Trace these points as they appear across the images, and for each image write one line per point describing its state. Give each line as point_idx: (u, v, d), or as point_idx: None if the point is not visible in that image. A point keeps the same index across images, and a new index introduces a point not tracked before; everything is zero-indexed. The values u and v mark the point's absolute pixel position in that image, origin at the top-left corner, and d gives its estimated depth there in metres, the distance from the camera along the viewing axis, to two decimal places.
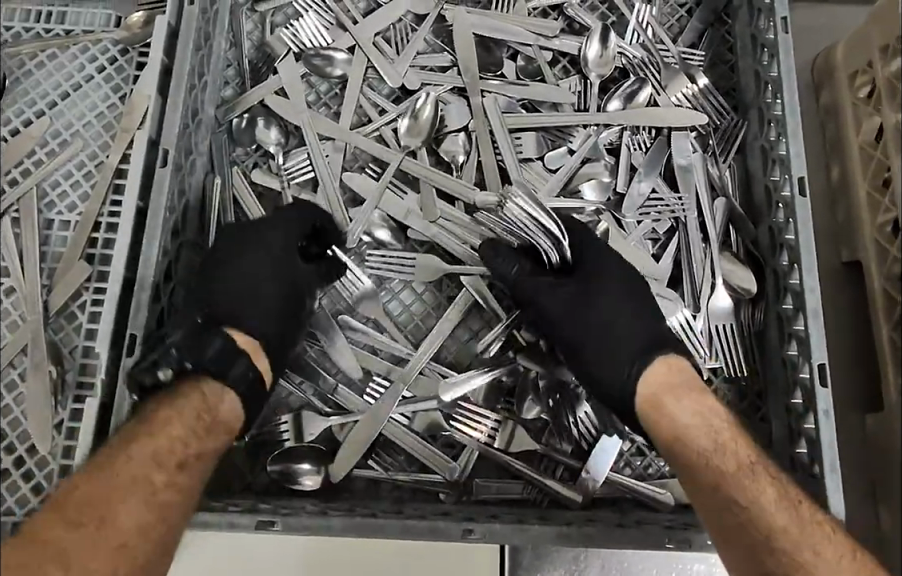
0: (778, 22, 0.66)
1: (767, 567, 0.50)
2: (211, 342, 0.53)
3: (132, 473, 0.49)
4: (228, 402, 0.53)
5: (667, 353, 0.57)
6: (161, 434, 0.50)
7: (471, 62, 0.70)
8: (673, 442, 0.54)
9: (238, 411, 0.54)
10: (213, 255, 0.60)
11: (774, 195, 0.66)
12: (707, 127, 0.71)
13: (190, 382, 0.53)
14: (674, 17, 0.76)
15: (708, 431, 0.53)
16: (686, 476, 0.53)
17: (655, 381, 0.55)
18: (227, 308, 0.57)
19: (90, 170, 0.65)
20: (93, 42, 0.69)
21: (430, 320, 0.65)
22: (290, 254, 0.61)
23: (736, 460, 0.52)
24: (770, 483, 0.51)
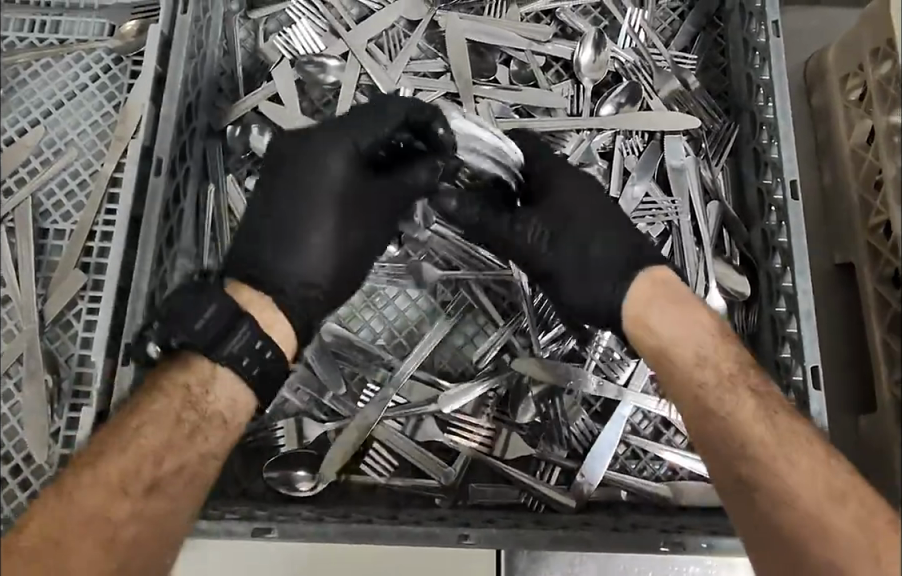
0: (768, 26, 0.67)
1: (744, 477, 0.51)
2: (202, 313, 0.52)
3: (105, 491, 0.48)
4: (222, 379, 0.52)
5: (652, 268, 0.57)
6: (131, 450, 0.50)
7: (464, 67, 0.70)
8: (657, 358, 0.55)
9: (242, 393, 0.53)
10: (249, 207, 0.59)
11: (766, 198, 0.66)
12: (700, 130, 0.71)
13: (184, 364, 0.52)
14: (667, 21, 0.76)
15: (690, 344, 0.54)
16: (670, 388, 0.55)
17: (639, 294, 0.56)
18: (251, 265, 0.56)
19: (84, 179, 0.65)
20: (87, 51, 0.69)
21: (425, 325, 0.65)
22: (344, 215, 0.59)
23: (717, 372, 0.54)
24: (749, 396, 0.52)
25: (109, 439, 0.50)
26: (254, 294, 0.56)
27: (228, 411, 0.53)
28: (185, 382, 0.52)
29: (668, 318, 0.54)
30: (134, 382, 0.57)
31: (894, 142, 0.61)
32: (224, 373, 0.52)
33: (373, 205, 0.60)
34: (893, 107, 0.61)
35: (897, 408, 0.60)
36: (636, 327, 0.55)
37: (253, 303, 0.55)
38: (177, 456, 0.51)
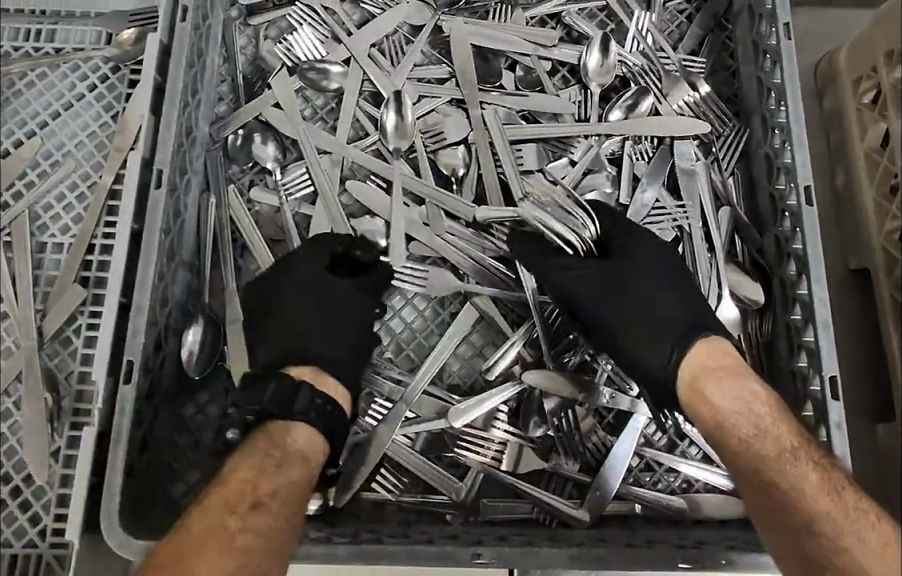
0: (779, 28, 0.66)
1: (809, 556, 0.49)
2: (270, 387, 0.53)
3: (213, 511, 0.48)
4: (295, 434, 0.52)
5: (710, 338, 0.56)
6: (232, 480, 0.50)
7: (469, 70, 0.69)
8: (711, 427, 0.53)
9: (321, 444, 0.53)
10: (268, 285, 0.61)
11: (779, 204, 0.65)
12: (710, 135, 0.70)
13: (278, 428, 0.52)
14: (674, 24, 0.75)
15: (748, 416, 0.52)
16: (726, 460, 0.53)
17: (694, 365, 0.55)
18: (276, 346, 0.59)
19: (83, 192, 0.64)
20: (84, 61, 0.68)
21: (433, 336, 0.63)
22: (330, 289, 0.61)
23: (776, 443, 0.51)
24: (813, 470, 0.50)
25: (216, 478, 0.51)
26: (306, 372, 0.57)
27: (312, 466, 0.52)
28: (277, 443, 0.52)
29: (725, 391, 0.52)
30: (135, 400, 0.55)
31: None
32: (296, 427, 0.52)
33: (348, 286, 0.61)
34: None
35: None
36: (690, 397, 0.54)
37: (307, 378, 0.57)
38: (272, 481, 0.50)
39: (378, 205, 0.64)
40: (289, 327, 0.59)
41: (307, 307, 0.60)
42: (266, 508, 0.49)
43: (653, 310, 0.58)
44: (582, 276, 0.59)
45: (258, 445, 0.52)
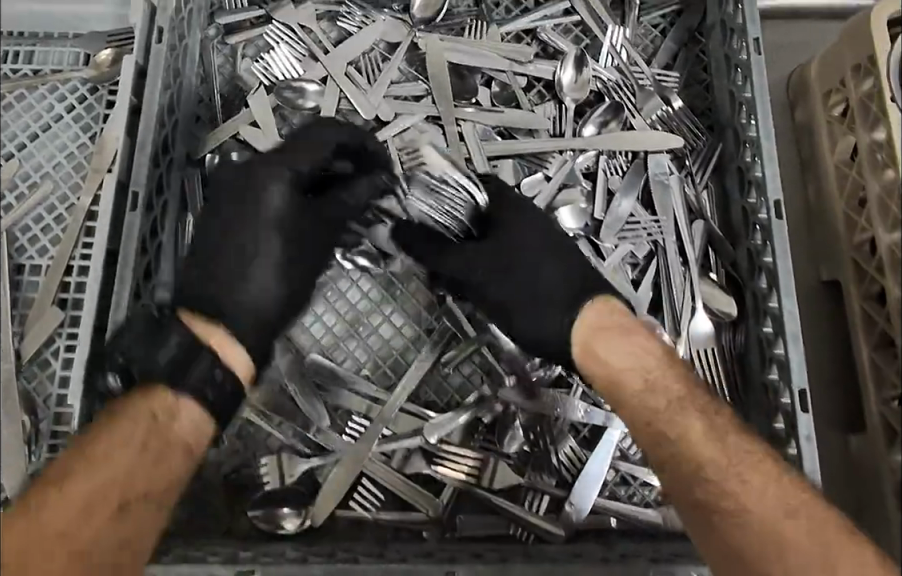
0: (749, 43, 0.67)
1: (699, 501, 0.51)
2: (169, 337, 0.53)
3: (69, 512, 0.48)
4: (183, 418, 0.52)
5: (600, 298, 0.58)
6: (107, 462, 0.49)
7: (446, 89, 0.70)
8: (607, 382, 0.55)
9: (206, 426, 0.53)
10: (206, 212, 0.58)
11: (751, 217, 0.66)
12: (683, 149, 0.70)
13: (148, 386, 0.52)
14: (648, 38, 0.76)
15: (637, 370, 0.55)
16: (622, 414, 0.55)
17: (587, 327, 0.57)
18: (216, 279, 0.56)
19: (61, 214, 0.65)
20: (62, 82, 0.69)
21: (410, 353, 0.64)
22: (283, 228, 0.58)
23: (665, 395, 0.54)
24: (699, 418, 0.53)
25: (86, 449, 0.50)
26: (215, 332, 0.55)
27: (183, 451, 0.52)
28: (151, 407, 0.52)
29: (615, 347, 0.55)
30: None
31: (877, 159, 0.61)
32: (187, 405, 0.52)
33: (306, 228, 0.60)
34: (876, 124, 0.61)
35: (885, 428, 0.60)
36: (584, 356, 0.56)
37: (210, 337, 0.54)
38: (140, 481, 0.50)
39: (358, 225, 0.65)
40: (234, 256, 0.57)
41: (253, 242, 0.57)
42: (135, 510, 0.50)
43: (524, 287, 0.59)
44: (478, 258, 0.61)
45: (137, 412, 0.51)
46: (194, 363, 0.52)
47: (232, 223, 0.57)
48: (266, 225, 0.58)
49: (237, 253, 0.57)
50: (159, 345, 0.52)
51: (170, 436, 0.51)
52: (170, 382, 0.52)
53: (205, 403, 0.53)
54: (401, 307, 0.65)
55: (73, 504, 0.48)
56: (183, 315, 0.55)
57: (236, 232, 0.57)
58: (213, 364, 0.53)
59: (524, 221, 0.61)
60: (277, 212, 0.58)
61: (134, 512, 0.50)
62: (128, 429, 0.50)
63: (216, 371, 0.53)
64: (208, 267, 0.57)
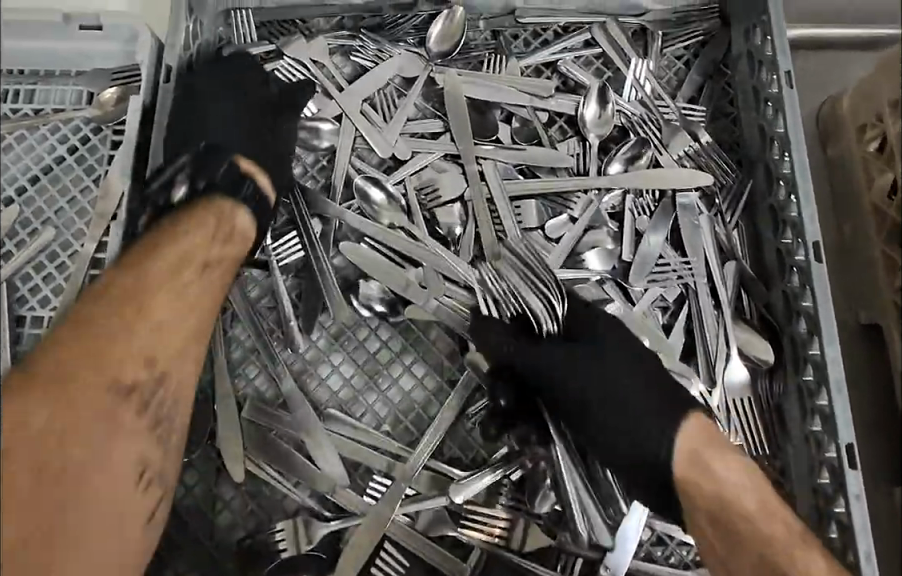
0: (780, 76, 0.64)
1: None
2: (217, 168, 0.61)
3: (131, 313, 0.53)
4: (241, 217, 0.59)
5: (699, 415, 0.56)
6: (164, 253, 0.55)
7: (466, 127, 0.67)
8: (716, 509, 0.52)
9: (251, 235, 0.60)
10: (186, 116, 0.63)
11: (786, 259, 0.63)
12: (713, 186, 0.67)
13: (204, 204, 0.59)
14: (671, 70, 0.73)
15: (751, 495, 0.52)
16: (729, 539, 0.52)
17: (693, 448, 0.55)
18: (222, 143, 0.63)
19: (63, 261, 0.63)
20: (64, 122, 0.66)
21: (433, 407, 0.61)
22: (264, 107, 0.65)
23: (783, 524, 0.51)
24: (820, 557, 0.50)
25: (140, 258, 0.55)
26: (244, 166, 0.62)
27: (242, 245, 0.59)
28: (214, 223, 0.58)
29: (729, 472, 0.53)
30: None
31: None
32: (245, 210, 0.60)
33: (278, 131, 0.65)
34: None
35: None
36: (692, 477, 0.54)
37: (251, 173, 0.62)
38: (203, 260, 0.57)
39: (376, 269, 0.61)
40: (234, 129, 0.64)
41: (241, 133, 0.64)
42: (201, 273, 0.56)
43: (628, 402, 0.57)
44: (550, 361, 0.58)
45: (205, 218, 0.58)
46: (241, 185, 0.60)
47: (216, 106, 0.64)
48: (246, 105, 0.65)
49: (231, 116, 0.64)
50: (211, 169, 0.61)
51: (232, 229, 0.59)
52: (232, 198, 0.60)
53: (254, 214, 0.60)
54: (423, 357, 0.62)
55: (156, 286, 0.54)
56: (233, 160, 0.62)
57: (229, 128, 0.64)
58: (252, 188, 0.61)
59: (610, 333, 0.59)
60: (242, 74, 0.66)
61: (201, 302, 0.56)
62: (194, 236, 0.57)
63: (258, 195, 0.61)
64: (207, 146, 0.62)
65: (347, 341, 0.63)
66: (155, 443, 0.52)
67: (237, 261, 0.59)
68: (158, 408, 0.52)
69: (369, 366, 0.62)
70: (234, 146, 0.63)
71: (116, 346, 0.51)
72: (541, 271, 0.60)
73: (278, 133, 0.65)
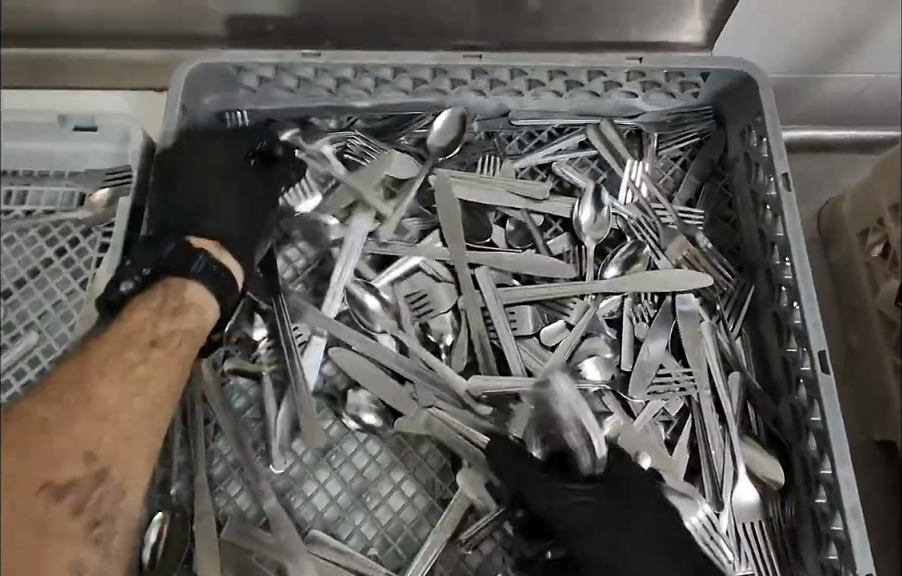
0: (778, 178, 0.63)
1: None
2: (165, 246, 0.55)
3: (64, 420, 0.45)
4: (194, 289, 0.54)
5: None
6: (105, 354, 0.48)
7: (457, 231, 0.66)
8: None
9: (211, 312, 0.54)
10: (161, 172, 0.63)
11: (792, 371, 0.61)
12: (712, 292, 0.66)
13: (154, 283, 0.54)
14: (668, 171, 0.72)
15: None
16: None
17: None
18: (193, 202, 0.62)
19: (44, 366, 0.61)
20: (54, 223, 0.66)
21: (423, 529, 0.58)
22: (237, 170, 0.65)
23: None
24: None
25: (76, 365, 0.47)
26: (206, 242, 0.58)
27: (197, 315, 0.53)
28: (160, 297, 0.53)
29: None
30: None
31: None
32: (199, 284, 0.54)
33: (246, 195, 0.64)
34: None
35: None
36: None
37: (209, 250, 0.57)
38: (153, 353, 0.50)
39: (368, 378, 0.60)
40: (205, 189, 0.63)
41: (211, 192, 0.63)
42: (150, 367, 0.49)
43: (623, 561, 0.54)
44: (562, 493, 0.56)
45: (156, 293, 0.53)
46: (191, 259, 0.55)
47: (189, 184, 0.63)
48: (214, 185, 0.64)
49: (203, 173, 0.63)
50: (160, 246, 0.55)
51: (182, 299, 0.53)
52: (182, 272, 0.54)
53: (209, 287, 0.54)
54: (413, 473, 0.60)
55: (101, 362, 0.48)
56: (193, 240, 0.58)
57: (198, 185, 0.63)
58: (207, 259, 0.55)
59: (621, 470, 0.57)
60: (220, 160, 0.65)
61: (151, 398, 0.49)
62: (144, 312, 0.52)
63: (213, 268, 0.55)
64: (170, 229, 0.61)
65: (336, 456, 0.60)
66: (92, 544, 0.46)
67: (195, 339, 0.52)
68: (96, 506, 0.46)
69: (357, 481, 0.59)
70: (201, 226, 0.61)
71: (54, 438, 0.44)
72: (555, 412, 0.58)
73: (246, 196, 0.64)
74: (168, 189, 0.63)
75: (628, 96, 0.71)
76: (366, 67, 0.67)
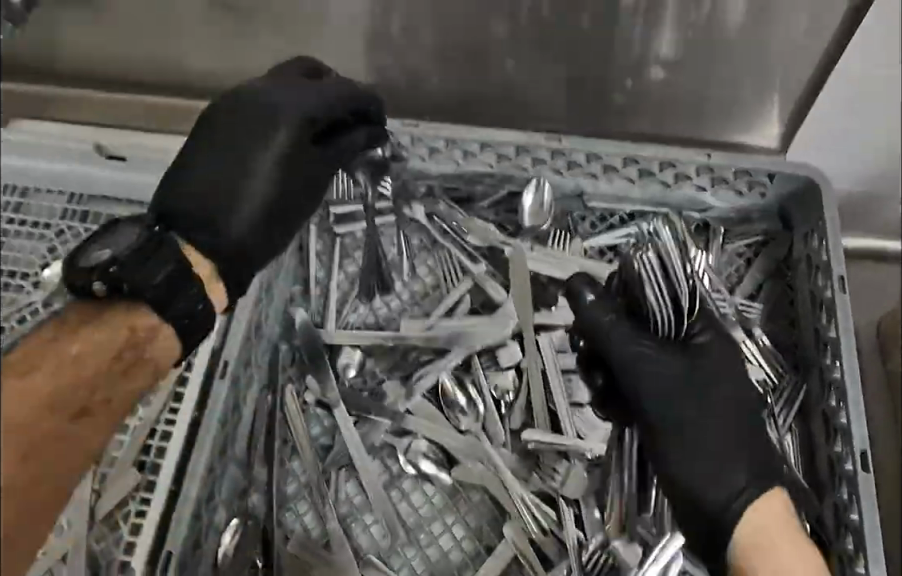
0: (834, 281, 0.67)
1: None
2: (161, 262, 0.51)
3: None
4: (164, 335, 0.51)
5: (770, 491, 0.57)
6: (20, 415, 0.43)
7: (527, 299, 0.72)
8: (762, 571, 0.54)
9: (171, 356, 0.52)
10: (204, 137, 0.59)
11: (836, 469, 0.63)
12: (765, 385, 0.70)
13: (129, 305, 0.50)
14: (732, 267, 0.77)
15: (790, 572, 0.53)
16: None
17: (755, 521, 0.56)
18: (222, 183, 0.57)
19: None
20: None
21: (467, 570, 0.64)
22: (279, 162, 0.59)
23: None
24: None
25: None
26: (201, 262, 0.55)
27: (155, 366, 0.50)
28: (122, 337, 0.49)
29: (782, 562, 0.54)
30: None
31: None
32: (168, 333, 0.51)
33: (285, 198, 0.60)
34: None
35: None
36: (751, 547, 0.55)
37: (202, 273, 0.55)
38: (83, 417, 0.46)
39: (434, 428, 0.67)
40: (236, 174, 0.58)
41: (244, 178, 0.58)
42: (78, 432, 0.46)
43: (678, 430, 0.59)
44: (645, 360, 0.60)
45: (115, 332, 0.49)
46: (182, 288, 0.52)
47: (224, 162, 0.58)
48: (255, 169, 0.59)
49: (240, 157, 0.58)
50: (152, 269, 0.51)
51: (141, 350, 0.50)
52: (160, 308, 0.51)
53: (180, 339, 0.52)
54: (463, 517, 0.65)
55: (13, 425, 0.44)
56: (186, 248, 0.55)
57: (238, 164, 0.58)
58: (202, 296, 0.53)
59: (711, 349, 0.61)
60: (264, 144, 0.59)
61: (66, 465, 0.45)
62: (90, 359, 0.47)
63: (201, 305, 0.53)
64: (193, 205, 0.56)
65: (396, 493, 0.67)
66: None
67: (135, 393, 0.50)
68: None
69: (413, 518, 0.66)
70: (219, 222, 0.56)
71: None
72: (645, 286, 0.59)
73: (276, 201, 0.59)
74: (200, 156, 0.58)
75: (698, 189, 0.76)
76: (456, 139, 0.74)
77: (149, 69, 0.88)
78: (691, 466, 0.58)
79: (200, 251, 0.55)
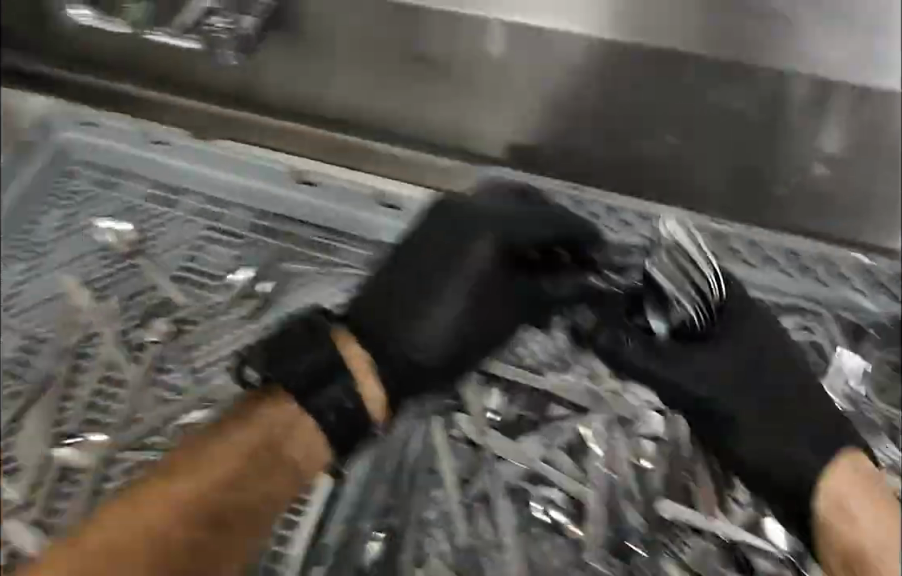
0: None
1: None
2: (314, 352, 0.71)
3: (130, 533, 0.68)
4: (307, 441, 0.71)
5: (848, 451, 0.68)
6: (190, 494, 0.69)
7: None
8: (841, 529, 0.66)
9: (320, 456, 0.72)
10: (434, 258, 0.76)
11: None
12: None
13: (279, 394, 0.72)
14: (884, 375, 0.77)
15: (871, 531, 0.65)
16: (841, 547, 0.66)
17: (836, 482, 0.67)
18: (432, 302, 0.75)
19: None
20: (346, 277, 0.87)
21: None
22: (481, 288, 0.76)
23: (883, 540, 0.65)
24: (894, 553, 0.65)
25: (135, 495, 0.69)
26: (356, 355, 0.73)
27: (303, 454, 0.71)
28: (272, 429, 0.71)
29: (864, 516, 0.65)
30: None
31: None
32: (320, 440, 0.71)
33: (490, 316, 0.77)
34: None
35: None
36: (832, 507, 0.67)
37: (360, 369, 0.72)
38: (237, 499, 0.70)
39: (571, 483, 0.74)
40: (435, 296, 0.75)
41: (446, 301, 0.75)
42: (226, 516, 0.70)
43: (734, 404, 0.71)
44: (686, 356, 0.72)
45: (255, 419, 0.71)
46: (342, 384, 0.71)
47: (436, 283, 0.76)
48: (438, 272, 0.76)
49: (451, 283, 0.75)
50: (299, 359, 0.71)
51: (283, 448, 0.71)
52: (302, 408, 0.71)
53: (321, 442, 0.71)
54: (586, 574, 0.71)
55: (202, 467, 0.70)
56: (342, 338, 0.73)
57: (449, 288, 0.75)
58: (353, 399, 0.71)
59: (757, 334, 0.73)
60: (476, 273, 0.75)
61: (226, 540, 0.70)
62: (246, 449, 0.71)
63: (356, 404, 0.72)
64: (404, 316, 0.75)
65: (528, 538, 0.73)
66: None
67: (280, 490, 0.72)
68: None
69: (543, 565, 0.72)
70: (415, 337, 0.75)
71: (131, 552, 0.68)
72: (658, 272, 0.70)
73: (464, 320, 0.76)
74: (423, 277, 0.76)
75: (855, 292, 0.79)
76: (615, 206, 0.85)
77: (337, 114, 0.98)
78: (752, 444, 0.70)
79: (360, 347, 0.74)
